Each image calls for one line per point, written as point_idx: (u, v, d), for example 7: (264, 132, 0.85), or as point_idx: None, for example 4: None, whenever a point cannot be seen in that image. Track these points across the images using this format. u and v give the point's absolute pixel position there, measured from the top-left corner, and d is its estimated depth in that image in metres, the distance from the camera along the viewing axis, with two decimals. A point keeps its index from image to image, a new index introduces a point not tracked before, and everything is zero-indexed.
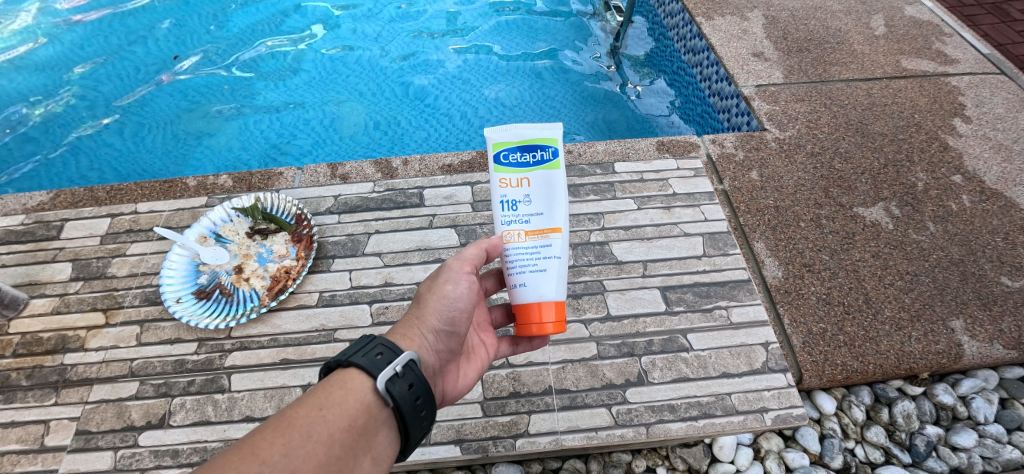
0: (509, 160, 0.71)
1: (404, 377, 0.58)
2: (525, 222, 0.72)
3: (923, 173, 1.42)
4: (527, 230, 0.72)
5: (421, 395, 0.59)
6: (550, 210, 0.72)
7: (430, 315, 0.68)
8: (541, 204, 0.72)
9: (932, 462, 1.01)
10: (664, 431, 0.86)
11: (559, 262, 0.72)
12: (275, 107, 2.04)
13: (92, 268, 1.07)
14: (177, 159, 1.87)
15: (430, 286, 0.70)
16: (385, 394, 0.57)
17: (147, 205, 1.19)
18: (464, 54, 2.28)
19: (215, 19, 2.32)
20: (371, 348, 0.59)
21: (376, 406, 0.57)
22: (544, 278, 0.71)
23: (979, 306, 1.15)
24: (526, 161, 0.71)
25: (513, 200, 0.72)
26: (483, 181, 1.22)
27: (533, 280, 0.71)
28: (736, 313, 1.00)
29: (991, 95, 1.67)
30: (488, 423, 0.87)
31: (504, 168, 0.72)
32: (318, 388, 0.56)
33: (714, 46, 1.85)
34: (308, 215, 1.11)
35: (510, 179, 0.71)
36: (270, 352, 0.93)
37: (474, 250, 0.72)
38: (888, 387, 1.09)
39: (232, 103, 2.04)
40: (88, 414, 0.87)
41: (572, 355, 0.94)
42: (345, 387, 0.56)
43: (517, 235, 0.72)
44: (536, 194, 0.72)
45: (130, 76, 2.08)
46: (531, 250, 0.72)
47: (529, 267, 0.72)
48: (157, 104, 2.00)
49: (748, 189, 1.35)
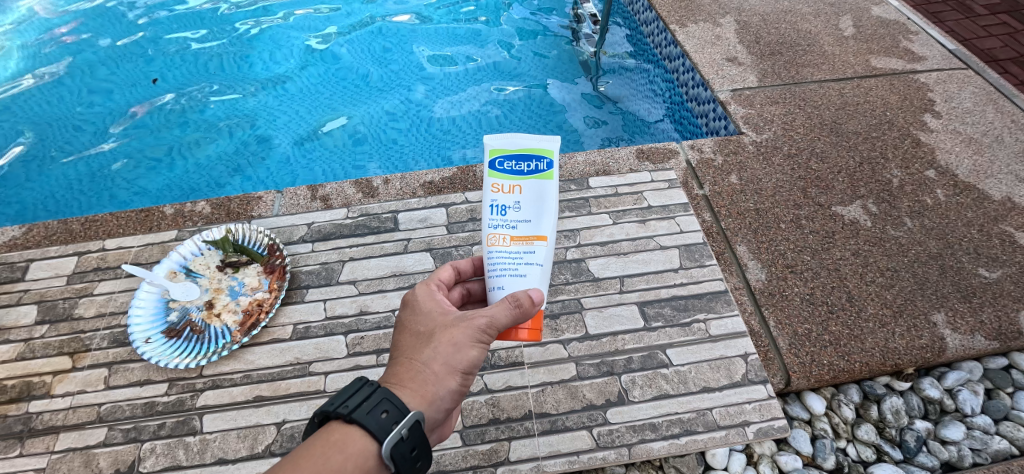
0: (504, 167, 0.70)
1: (408, 440, 0.54)
2: (512, 227, 0.70)
3: (898, 169, 1.44)
4: (512, 235, 0.70)
5: (421, 455, 0.56)
6: (539, 218, 0.70)
7: (448, 379, 0.60)
8: (530, 211, 0.70)
9: (923, 457, 1.00)
10: (647, 451, 0.85)
11: (541, 270, 0.70)
12: (258, 129, 2.02)
13: (59, 309, 1.04)
14: (156, 185, 1.83)
15: (453, 339, 0.61)
16: (388, 458, 0.53)
17: (115, 241, 1.17)
18: (442, 69, 2.28)
19: (193, 43, 2.29)
20: (375, 405, 0.54)
21: (377, 470, 0.53)
22: (522, 283, 0.69)
23: (959, 299, 1.17)
24: (520, 169, 0.70)
25: (503, 205, 0.70)
26: (458, 202, 1.22)
27: (511, 283, 0.69)
28: (715, 326, 1.00)
29: (959, 90, 1.70)
30: (468, 452, 0.85)
31: (498, 173, 0.71)
32: (314, 448, 0.51)
33: (689, 52, 1.86)
34: (280, 244, 1.10)
35: (502, 184, 0.70)
36: (243, 389, 0.91)
37: (505, 315, 0.62)
38: (876, 383, 1.10)
39: (212, 126, 2.00)
40: (55, 464, 0.84)
41: (551, 377, 0.93)
42: (344, 450, 0.52)
43: (503, 239, 0.70)
44: (528, 202, 0.70)
45: (109, 104, 2.04)
46: (513, 255, 0.70)
47: (509, 271, 0.70)
48: (137, 130, 1.96)
49: (728, 193, 1.35)
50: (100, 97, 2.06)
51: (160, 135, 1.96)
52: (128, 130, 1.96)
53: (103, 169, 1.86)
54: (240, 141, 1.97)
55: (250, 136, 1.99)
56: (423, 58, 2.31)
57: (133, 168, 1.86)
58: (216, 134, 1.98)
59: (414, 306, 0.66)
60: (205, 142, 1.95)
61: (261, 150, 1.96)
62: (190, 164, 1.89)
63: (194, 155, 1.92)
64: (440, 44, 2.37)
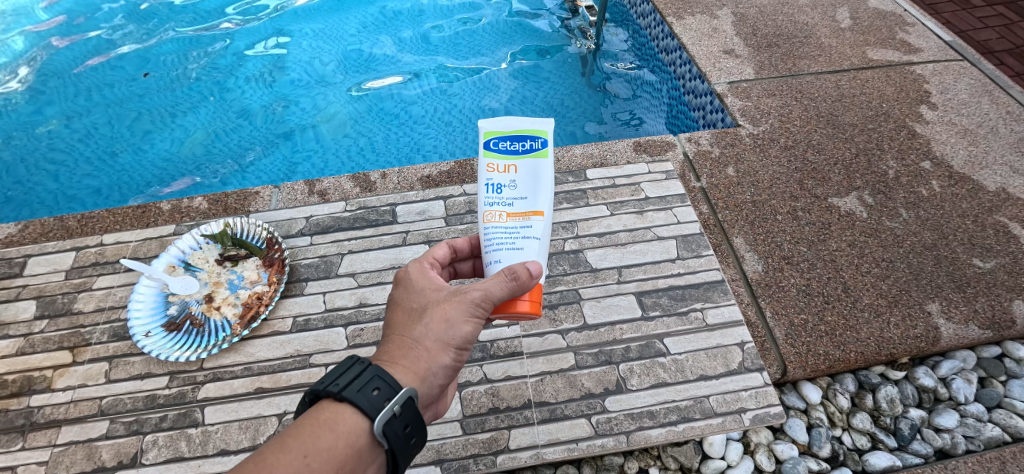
0: (498, 147, 0.71)
1: (401, 417, 0.55)
2: (508, 204, 0.70)
3: (893, 161, 1.45)
4: (509, 212, 0.70)
5: (415, 430, 0.57)
6: (534, 195, 0.70)
7: (442, 354, 0.61)
8: (525, 189, 0.71)
9: (917, 445, 1.02)
10: (645, 438, 0.86)
11: (539, 244, 0.69)
12: (256, 126, 2.01)
13: (57, 304, 1.04)
14: (155, 181, 1.82)
15: (447, 315, 0.61)
16: (381, 435, 0.54)
17: (112, 236, 1.17)
18: (440, 63, 2.27)
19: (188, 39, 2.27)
20: (366, 383, 0.55)
21: (370, 448, 0.54)
22: (520, 256, 0.68)
23: (953, 289, 1.18)
24: (515, 149, 0.71)
25: (498, 184, 0.71)
26: (457, 194, 1.22)
27: (508, 257, 0.68)
28: (712, 315, 1.01)
29: (954, 82, 1.71)
30: (469, 441, 0.86)
31: (493, 154, 0.71)
32: (303, 428, 0.52)
33: (686, 45, 1.86)
34: (279, 238, 1.10)
35: (497, 165, 0.71)
36: (244, 381, 0.92)
37: (500, 288, 0.61)
38: (871, 373, 1.11)
39: (210, 122, 2.00)
40: (58, 457, 0.85)
41: (550, 367, 0.94)
42: (335, 429, 0.52)
43: (498, 216, 0.70)
44: (524, 181, 0.71)
45: (105, 99, 2.03)
46: (508, 230, 0.69)
47: (506, 246, 0.69)
48: (134, 127, 1.96)
49: (726, 185, 1.36)
50: (96, 93, 2.05)
51: (157, 131, 1.95)
52: (126, 127, 1.95)
53: (102, 166, 1.85)
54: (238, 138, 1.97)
55: (248, 133, 1.99)
56: (420, 52, 2.31)
57: (131, 165, 1.86)
58: (214, 130, 1.98)
59: (408, 284, 0.66)
60: (202, 139, 1.95)
61: (257, 147, 1.95)
62: (188, 161, 1.89)
63: (192, 151, 1.91)
64: (437, 39, 2.36)
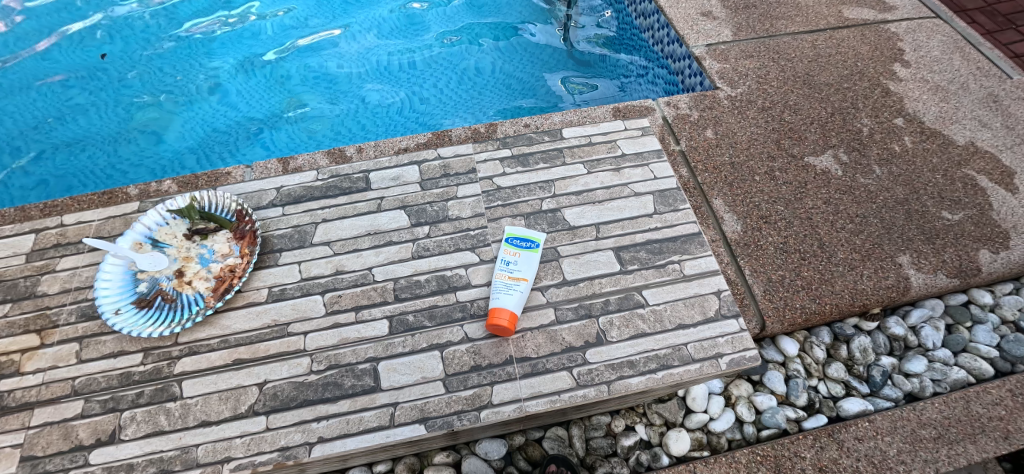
0: (513, 231, 1.03)
1: None
2: (509, 271, 0.96)
3: (867, 119, 1.47)
4: (508, 276, 0.96)
5: None
6: (529, 266, 0.98)
7: None
8: (525, 264, 0.98)
9: (888, 390, 1.14)
10: (626, 386, 0.88)
11: (523, 297, 0.94)
12: (230, 111, 1.96)
13: (20, 288, 1.01)
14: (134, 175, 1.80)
15: None
16: None
17: (74, 217, 1.12)
18: (412, 35, 2.19)
19: (149, 25, 2.15)
20: None
21: None
22: (508, 296, 0.92)
23: (924, 241, 1.22)
24: (523, 232, 1.03)
25: (507, 260, 0.99)
26: (431, 158, 1.20)
27: (501, 297, 0.92)
28: (689, 266, 1.02)
29: (927, 39, 1.72)
30: (452, 399, 0.86)
31: (510, 235, 1.03)
32: None
33: (663, 8, 1.84)
34: (249, 210, 1.06)
35: (511, 242, 1.01)
36: (221, 354, 0.90)
37: None
38: (845, 325, 1.22)
39: (184, 109, 1.95)
40: (32, 439, 0.83)
41: (531, 324, 0.94)
42: None
43: (501, 277, 0.96)
44: (526, 255, 1.00)
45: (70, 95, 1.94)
46: (505, 285, 0.94)
47: (502, 293, 0.93)
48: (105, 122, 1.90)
49: (704, 147, 1.37)
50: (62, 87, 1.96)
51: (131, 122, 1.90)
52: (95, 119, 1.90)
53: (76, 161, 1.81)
54: (216, 124, 1.93)
55: (225, 118, 1.94)
56: (390, 24, 2.23)
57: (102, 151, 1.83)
58: (189, 118, 1.92)
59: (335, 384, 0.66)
60: (175, 127, 1.90)
61: (238, 131, 1.92)
62: (165, 151, 1.85)
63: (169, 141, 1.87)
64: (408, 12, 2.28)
